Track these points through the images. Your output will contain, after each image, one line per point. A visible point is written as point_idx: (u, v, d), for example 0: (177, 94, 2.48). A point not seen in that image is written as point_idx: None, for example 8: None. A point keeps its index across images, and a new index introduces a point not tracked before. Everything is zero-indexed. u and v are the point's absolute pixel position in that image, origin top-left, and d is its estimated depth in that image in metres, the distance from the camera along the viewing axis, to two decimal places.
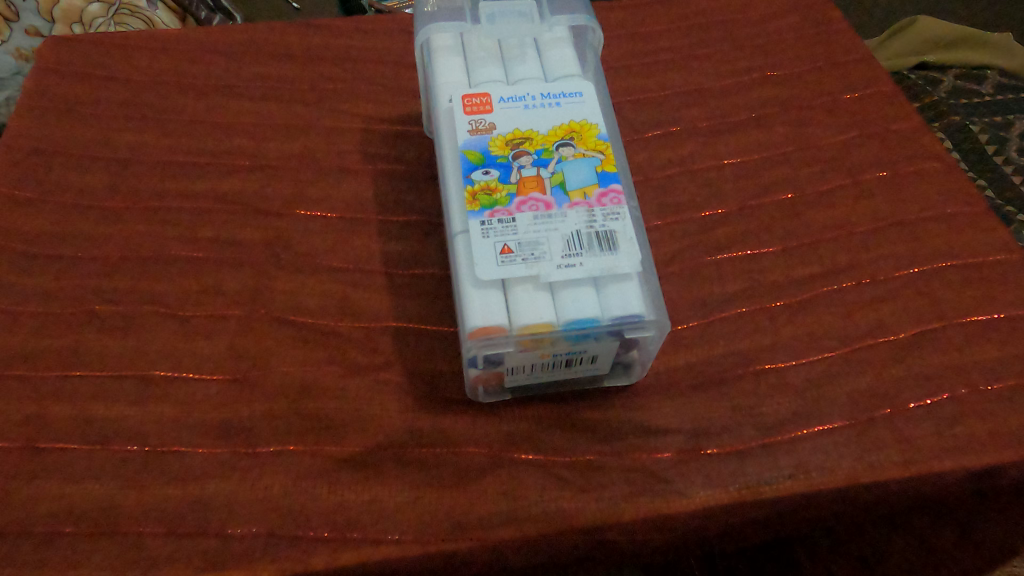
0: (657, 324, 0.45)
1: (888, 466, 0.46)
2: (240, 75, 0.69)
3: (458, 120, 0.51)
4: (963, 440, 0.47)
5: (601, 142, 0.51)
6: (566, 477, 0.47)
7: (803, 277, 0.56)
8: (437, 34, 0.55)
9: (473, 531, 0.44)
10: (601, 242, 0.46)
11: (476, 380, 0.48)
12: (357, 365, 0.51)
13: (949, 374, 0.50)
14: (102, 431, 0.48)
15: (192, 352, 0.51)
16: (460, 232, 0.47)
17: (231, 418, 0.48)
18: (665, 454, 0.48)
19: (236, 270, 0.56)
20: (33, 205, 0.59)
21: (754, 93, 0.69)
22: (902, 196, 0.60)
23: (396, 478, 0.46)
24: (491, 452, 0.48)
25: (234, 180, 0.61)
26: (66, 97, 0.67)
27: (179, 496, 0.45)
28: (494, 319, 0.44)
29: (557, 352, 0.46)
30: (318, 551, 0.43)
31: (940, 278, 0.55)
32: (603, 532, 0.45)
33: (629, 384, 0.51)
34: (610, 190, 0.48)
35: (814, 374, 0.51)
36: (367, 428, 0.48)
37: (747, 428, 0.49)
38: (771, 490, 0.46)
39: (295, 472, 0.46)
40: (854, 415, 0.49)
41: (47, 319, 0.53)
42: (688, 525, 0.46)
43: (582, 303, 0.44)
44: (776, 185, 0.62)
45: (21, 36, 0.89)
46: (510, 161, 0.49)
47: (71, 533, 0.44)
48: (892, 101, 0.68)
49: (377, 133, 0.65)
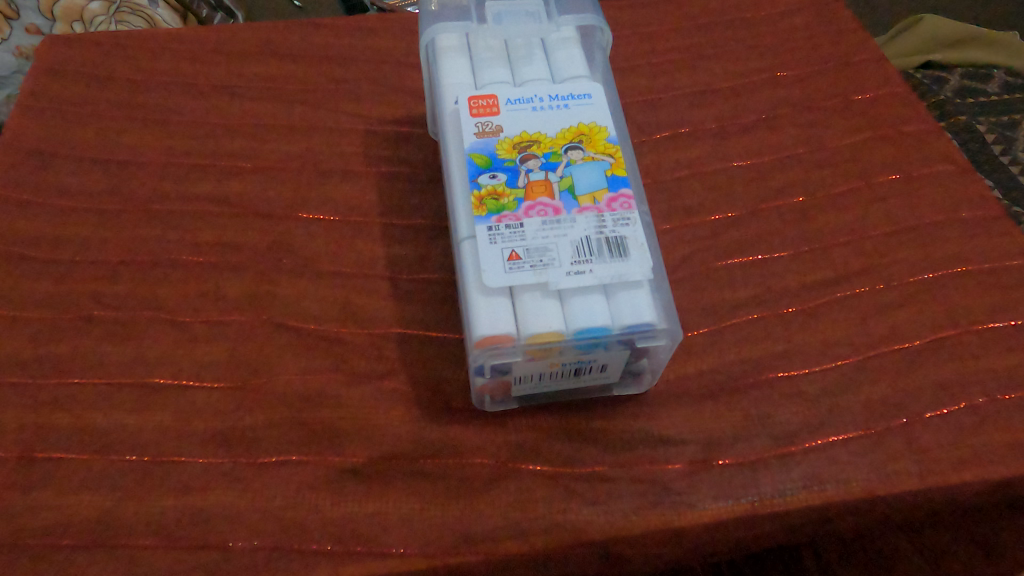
0: (669, 334, 0.44)
1: (905, 478, 0.45)
2: (240, 75, 0.68)
3: (464, 122, 0.50)
4: (980, 450, 0.46)
5: (611, 145, 0.49)
6: (574, 489, 0.46)
7: (816, 282, 0.55)
8: (442, 35, 0.54)
9: (479, 544, 0.43)
10: (611, 248, 0.45)
11: (483, 389, 0.47)
12: (361, 372, 0.50)
13: (965, 383, 0.49)
14: (102, 440, 0.47)
15: (193, 359, 0.50)
16: (466, 238, 0.46)
17: (233, 427, 0.47)
18: (676, 466, 0.47)
19: (237, 274, 0.55)
20: (31, 208, 0.58)
21: (763, 94, 0.68)
22: (916, 200, 0.59)
23: (401, 489, 0.45)
24: (498, 462, 0.47)
25: (235, 183, 0.60)
26: (64, 97, 0.66)
27: (180, 507, 0.44)
28: (501, 328, 0.43)
29: (566, 361, 0.45)
30: (323, 564, 0.42)
31: (955, 284, 0.54)
32: (612, 544, 0.44)
33: (638, 393, 0.50)
34: (620, 194, 0.47)
35: (827, 382, 0.50)
36: (371, 438, 0.47)
37: (759, 438, 0.48)
38: (785, 502, 0.45)
39: (298, 483, 0.45)
40: (869, 425, 0.48)
41: (45, 325, 0.52)
42: (699, 537, 0.45)
43: (592, 312, 0.43)
44: (786, 188, 0.61)
45: (22, 34, 0.88)
46: (518, 165, 0.48)
47: (68, 546, 0.43)
48: (904, 102, 0.66)
49: (380, 135, 0.64)
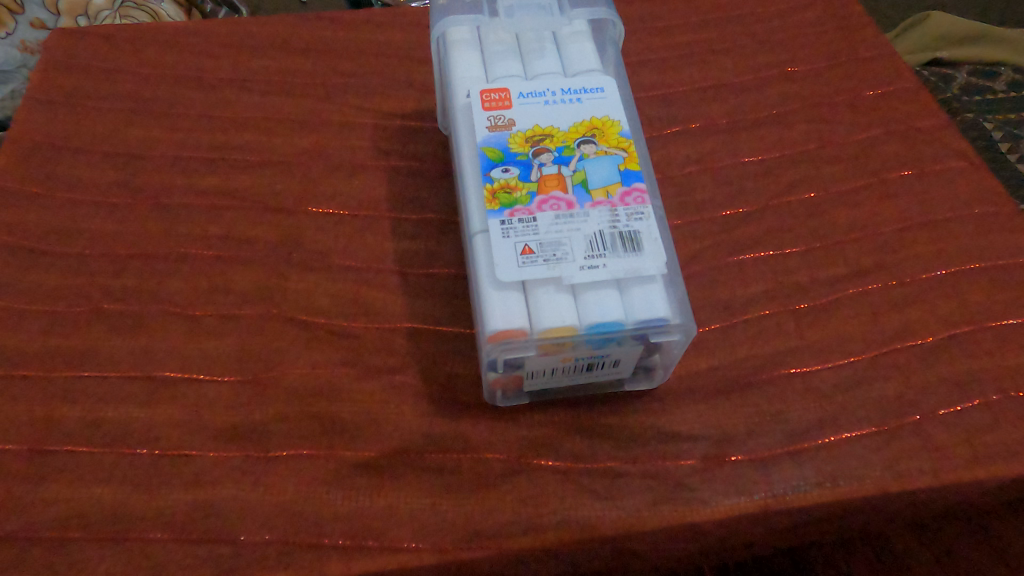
0: (684, 328, 0.44)
1: (918, 475, 0.45)
2: (249, 68, 0.68)
3: (476, 116, 0.49)
4: (993, 448, 0.46)
5: (624, 139, 0.49)
6: (586, 484, 0.45)
7: (828, 278, 0.55)
8: (453, 27, 0.54)
9: (491, 539, 0.43)
10: (625, 243, 0.44)
11: (495, 383, 0.47)
12: (371, 366, 0.50)
13: (979, 380, 0.49)
14: (113, 432, 0.47)
15: (203, 352, 0.50)
16: (478, 232, 0.46)
17: (243, 421, 0.47)
18: (688, 461, 0.46)
19: (247, 268, 0.54)
20: (40, 201, 0.58)
21: (774, 89, 0.67)
22: (927, 197, 0.59)
23: (412, 484, 0.45)
24: (509, 457, 0.46)
25: (243, 176, 0.60)
26: (73, 89, 0.65)
27: (191, 500, 0.44)
28: (514, 322, 0.42)
29: (578, 356, 0.44)
30: (334, 559, 0.42)
31: (969, 281, 0.54)
32: (623, 540, 0.44)
33: (650, 388, 0.49)
34: (633, 189, 0.47)
35: (840, 379, 0.50)
36: (382, 432, 0.47)
37: (772, 435, 0.47)
38: (797, 498, 0.45)
39: (308, 477, 0.45)
40: (882, 422, 0.47)
41: (55, 318, 0.52)
42: (711, 533, 0.45)
43: (605, 306, 0.43)
44: (797, 184, 0.60)
45: (27, 28, 0.87)
46: (530, 159, 0.48)
47: (79, 539, 0.43)
48: (917, 97, 0.66)
49: (389, 128, 0.64)
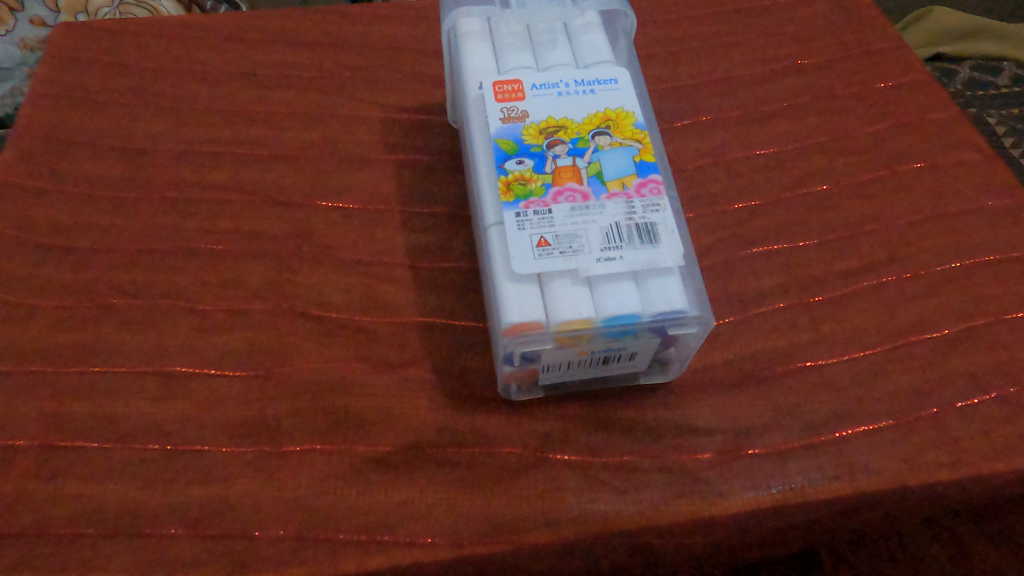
0: (701, 321, 0.43)
1: (938, 468, 0.45)
2: (256, 63, 0.67)
3: (489, 108, 0.49)
4: (1012, 441, 0.46)
5: (638, 130, 0.49)
6: (602, 479, 0.45)
7: (842, 271, 0.54)
8: (464, 19, 0.53)
9: (507, 534, 0.43)
10: (641, 235, 0.44)
11: (509, 377, 0.46)
12: (384, 361, 0.49)
13: (996, 373, 0.48)
14: (124, 428, 0.46)
15: (214, 347, 0.50)
16: (493, 224, 0.45)
17: (255, 416, 0.47)
18: (705, 455, 0.46)
19: (257, 262, 0.54)
20: (46, 196, 0.57)
21: (784, 82, 0.67)
22: (942, 189, 0.58)
23: (427, 478, 0.45)
24: (524, 451, 0.46)
25: (251, 170, 0.59)
26: (78, 84, 0.65)
27: (203, 496, 0.44)
28: (531, 314, 0.42)
29: (595, 349, 0.44)
30: (350, 554, 0.42)
31: (984, 273, 0.53)
32: (640, 534, 0.44)
33: (664, 382, 0.49)
34: (649, 180, 0.46)
35: (856, 372, 0.49)
36: (396, 427, 0.46)
37: (789, 428, 0.47)
38: (816, 492, 0.44)
39: (322, 472, 0.45)
40: (899, 415, 0.47)
41: (63, 313, 0.51)
42: (728, 526, 0.45)
43: (622, 298, 0.42)
44: (810, 177, 0.60)
45: (26, 26, 0.86)
46: (545, 150, 0.47)
47: (92, 535, 0.42)
48: (929, 89, 0.65)
49: (398, 122, 0.63)
